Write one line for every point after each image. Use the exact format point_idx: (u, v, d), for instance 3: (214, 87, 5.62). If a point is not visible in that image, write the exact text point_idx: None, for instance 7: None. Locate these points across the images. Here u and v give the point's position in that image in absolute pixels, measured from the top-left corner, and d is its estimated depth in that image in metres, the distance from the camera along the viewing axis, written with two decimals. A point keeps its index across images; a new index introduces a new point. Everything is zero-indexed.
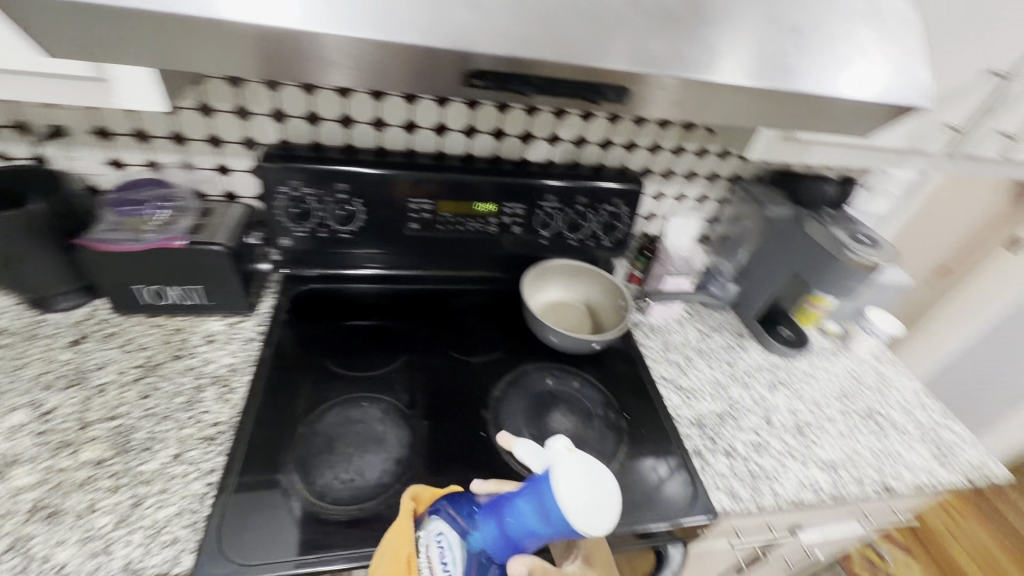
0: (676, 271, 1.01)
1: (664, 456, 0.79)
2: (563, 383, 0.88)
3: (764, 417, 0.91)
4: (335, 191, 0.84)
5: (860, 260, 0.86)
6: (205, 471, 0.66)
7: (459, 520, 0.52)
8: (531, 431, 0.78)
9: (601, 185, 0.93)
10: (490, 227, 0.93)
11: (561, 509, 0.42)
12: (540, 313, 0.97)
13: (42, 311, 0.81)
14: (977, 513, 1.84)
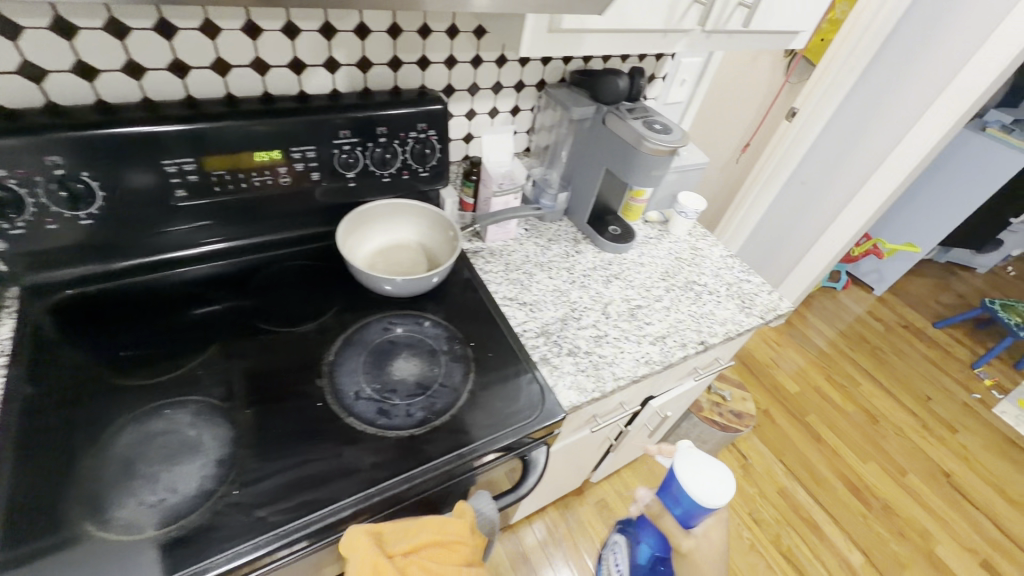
0: (500, 191, 1.00)
1: (513, 370, 0.81)
2: (405, 327, 0.83)
3: (601, 310, 0.97)
4: (49, 166, 0.66)
5: (657, 146, 0.90)
6: None
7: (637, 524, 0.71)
8: (373, 386, 0.74)
9: (398, 111, 0.85)
10: (282, 178, 0.81)
11: (681, 484, 0.62)
12: (367, 262, 0.90)
13: None
14: (790, 342, 2.28)
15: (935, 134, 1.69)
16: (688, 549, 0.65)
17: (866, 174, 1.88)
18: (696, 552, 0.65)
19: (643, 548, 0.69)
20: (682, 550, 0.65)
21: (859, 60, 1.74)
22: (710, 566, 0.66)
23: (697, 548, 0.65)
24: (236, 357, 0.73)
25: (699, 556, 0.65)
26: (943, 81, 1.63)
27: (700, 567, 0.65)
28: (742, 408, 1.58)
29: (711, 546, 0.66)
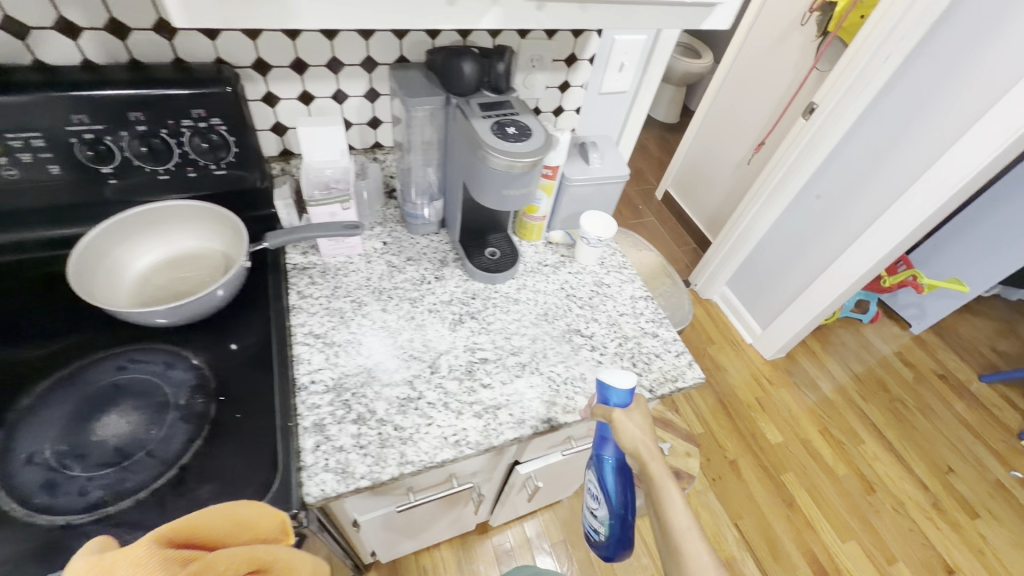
0: (319, 198, 0.78)
1: (257, 442, 0.63)
2: (144, 367, 0.67)
3: (429, 362, 0.76)
4: None
5: (512, 161, 0.67)
6: None
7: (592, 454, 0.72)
8: (55, 452, 0.58)
9: (155, 90, 0.66)
10: (6, 170, 0.66)
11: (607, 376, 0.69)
12: (137, 291, 0.74)
13: None
14: (786, 381, 1.95)
15: (984, 156, 1.26)
16: (621, 416, 0.68)
17: (890, 197, 1.48)
18: (627, 422, 0.68)
19: (606, 468, 0.70)
20: (614, 418, 0.68)
21: (898, 48, 1.30)
22: (629, 434, 0.67)
23: (626, 418, 0.68)
24: None
25: (625, 426, 0.68)
26: (1007, 83, 1.20)
27: (625, 436, 0.67)
28: (681, 465, 1.33)
29: (640, 418, 0.69)
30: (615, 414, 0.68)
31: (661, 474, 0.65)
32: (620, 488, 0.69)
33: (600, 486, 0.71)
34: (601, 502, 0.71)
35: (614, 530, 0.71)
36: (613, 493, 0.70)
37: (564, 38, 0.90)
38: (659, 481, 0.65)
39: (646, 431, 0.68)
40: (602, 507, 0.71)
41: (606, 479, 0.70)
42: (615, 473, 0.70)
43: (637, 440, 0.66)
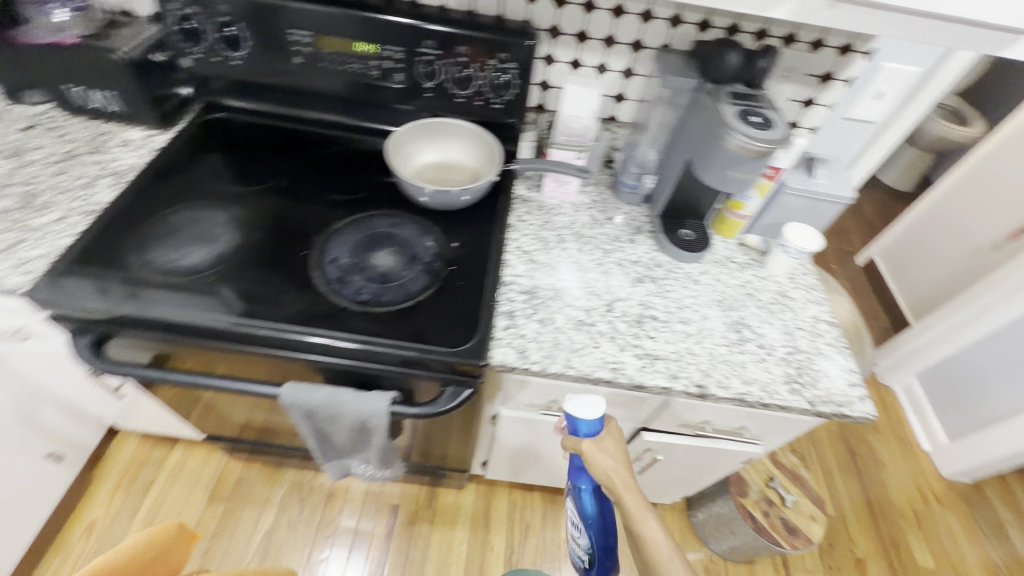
0: (562, 143, 0.95)
1: (467, 308, 0.80)
2: (404, 231, 0.89)
3: (607, 302, 0.87)
4: (221, 14, 0.88)
5: (745, 142, 0.74)
6: (73, 231, 0.82)
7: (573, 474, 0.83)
8: (340, 268, 0.82)
9: (484, 33, 0.87)
10: (372, 70, 0.93)
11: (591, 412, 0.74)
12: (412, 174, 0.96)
13: (14, 103, 1.01)
14: (960, 510, 1.63)
15: None
16: (588, 445, 0.76)
17: None
18: (595, 451, 0.75)
19: (583, 493, 0.82)
20: (585, 448, 0.76)
21: None
22: (603, 463, 0.74)
23: (598, 449, 0.75)
24: (277, 195, 0.91)
25: (597, 456, 0.75)
26: None
27: (597, 462, 0.74)
28: (803, 525, 1.24)
29: (609, 446, 0.76)
30: (583, 443, 0.75)
31: (633, 503, 0.73)
32: (599, 516, 0.83)
33: (579, 510, 0.85)
34: (580, 522, 0.86)
35: (594, 552, 0.85)
36: (586, 516, 0.83)
37: (827, 53, 0.93)
38: (635, 512, 0.72)
39: (617, 460, 0.75)
40: (583, 531, 0.86)
41: (587, 502, 0.82)
42: (591, 498, 0.82)
43: (606, 469, 0.74)
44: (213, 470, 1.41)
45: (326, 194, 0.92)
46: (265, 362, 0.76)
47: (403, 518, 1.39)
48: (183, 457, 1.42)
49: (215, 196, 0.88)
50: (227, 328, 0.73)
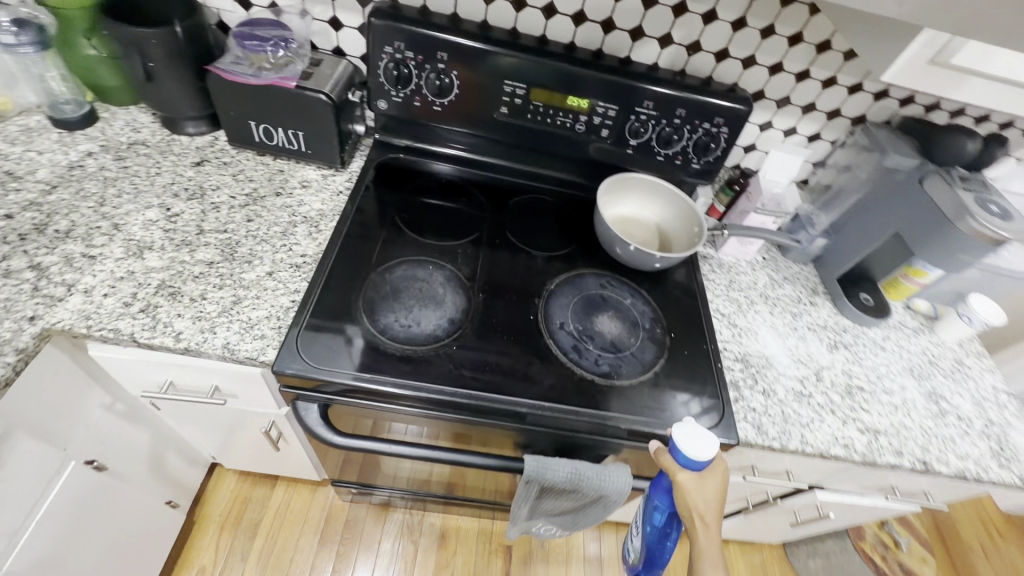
0: (763, 210, 0.95)
1: (702, 381, 0.80)
2: (616, 293, 0.88)
3: (814, 371, 0.88)
4: (436, 61, 0.84)
5: (983, 228, 0.75)
6: (291, 289, 0.76)
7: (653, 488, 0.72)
8: (567, 332, 0.80)
9: (705, 98, 0.86)
10: (578, 125, 0.90)
11: (689, 452, 0.62)
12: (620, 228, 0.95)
13: (174, 132, 0.93)
14: (1019, 541, 1.74)
15: None
16: (685, 477, 0.63)
17: None
18: (691, 486, 0.63)
19: (656, 511, 0.70)
20: (678, 476, 0.63)
21: None
22: (693, 502, 0.62)
23: (693, 482, 0.63)
24: (481, 251, 0.88)
25: (689, 490, 0.63)
26: None
27: (691, 499, 0.62)
28: None
29: (710, 486, 0.63)
30: (680, 473, 0.63)
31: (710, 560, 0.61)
32: (662, 537, 0.70)
33: (645, 519, 0.73)
34: (641, 529, 0.73)
35: (640, 558, 0.74)
36: (650, 532, 0.71)
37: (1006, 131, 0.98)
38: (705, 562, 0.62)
39: (710, 504, 0.62)
40: (640, 535, 0.74)
41: (653, 518, 0.70)
42: (662, 518, 0.69)
43: (690, 507, 0.62)
44: (318, 510, 1.35)
45: (527, 252, 0.90)
46: (496, 432, 0.76)
47: (518, 557, 1.37)
48: (287, 496, 1.35)
49: (423, 252, 0.85)
50: (482, 404, 0.70)
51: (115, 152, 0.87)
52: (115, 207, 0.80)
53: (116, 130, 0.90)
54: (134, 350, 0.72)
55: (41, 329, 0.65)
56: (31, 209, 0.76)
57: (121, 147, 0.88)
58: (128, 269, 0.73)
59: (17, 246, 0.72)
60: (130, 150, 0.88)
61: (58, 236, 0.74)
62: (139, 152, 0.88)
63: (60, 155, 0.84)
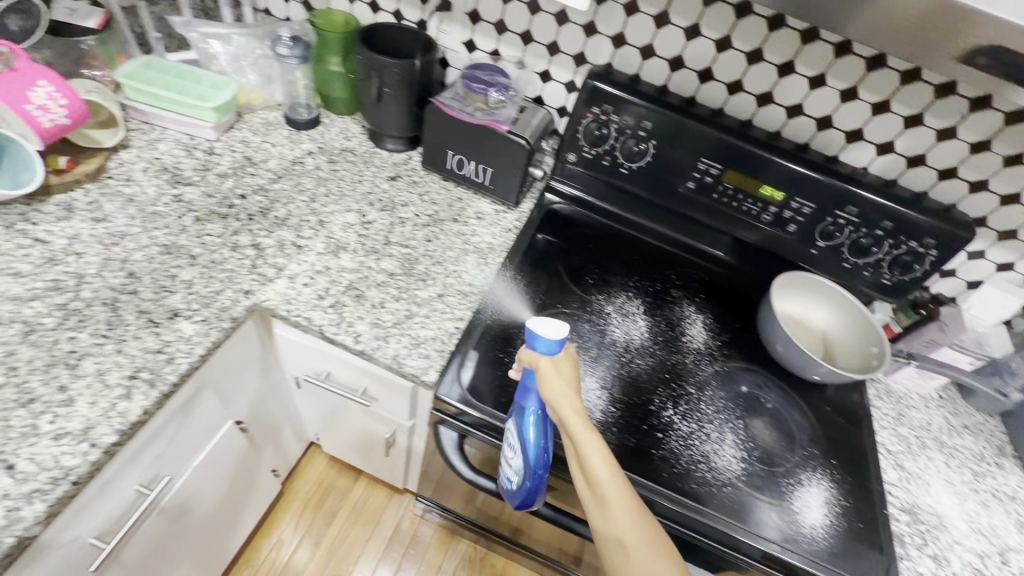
0: (961, 345, 0.85)
1: (864, 525, 0.70)
2: (769, 396, 0.82)
3: (998, 550, 0.74)
4: (638, 128, 0.86)
5: None
6: (456, 316, 0.79)
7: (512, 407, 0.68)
8: (714, 427, 0.75)
9: (920, 215, 0.80)
10: (765, 214, 0.87)
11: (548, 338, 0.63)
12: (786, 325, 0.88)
13: (376, 146, 1.03)
14: None
15: None
16: (548, 367, 0.63)
17: None
18: (552, 373, 0.62)
19: (526, 421, 0.65)
20: (542, 368, 0.63)
21: None
22: (555, 386, 0.62)
23: (554, 370, 0.63)
24: (635, 318, 0.86)
25: (549, 377, 0.62)
26: None
27: (550, 389, 0.62)
28: None
29: (567, 372, 0.64)
30: (541, 361, 0.63)
31: (577, 427, 0.59)
32: (540, 450, 0.65)
33: (519, 437, 0.65)
34: (517, 449, 0.66)
35: (526, 477, 0.66)
36: (530, 447, 0.64)
37: None
38: (579, 433, 0.59)
39: (570, 384, 0.62)
40: (516, 457, 0.66)
41: (524, 431, 0.64)
42: (536, 424, 0.65)
43: (554, 395, 0.61)
44: (391, 516, 1.37)
45: (681, 329, 0.86)
46: None
47: None
48: (366, 493, 1.39)
49: (580, 303, 0.85)
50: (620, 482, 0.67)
51: (328, 155, 0.98)
52: (323, 205, 0.89)
53: (332, 136, 1.02)
54: (313, 338, 0.79)
55: (251, 304, 0.73)
56: (260, 194, 0.87)
57: (334, 151, 0.99)
58: (326, 265, 0.81)
59: (245, 224, 0.82)
60: (340, 156, 0.99)
61: (276, 223, 0.84)
62: (348, 159, 0.99)
63: (288, 150, 0.96)
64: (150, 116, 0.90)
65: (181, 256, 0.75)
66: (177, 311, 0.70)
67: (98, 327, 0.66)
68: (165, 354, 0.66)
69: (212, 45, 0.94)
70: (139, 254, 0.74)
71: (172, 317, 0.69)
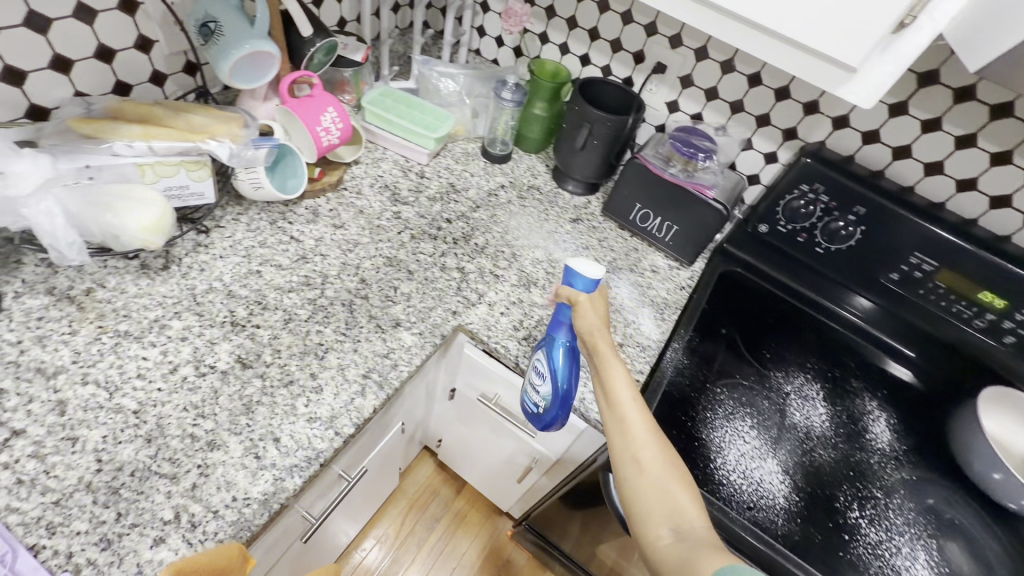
0: None
1: None
2: (969, 520, 0.73)
3: None
4: (849, 212, 0.85)
5: None
6: (637, 367, 0.82)
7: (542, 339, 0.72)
8: (904, 540, 0.69)
9: None
10: (977, 320, 0.84)
11: (586, 277, 0.67)
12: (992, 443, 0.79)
13: (558, 186, 1.08)
14: None
15: None
16: (585, 303, 0.67)
17: None
18: (586, 308, 0.66)
19: (557, 350, 0.70)
20: (578, 303, 0.67)
21: None
22: (587, 319, 0.66)
23: (590, 306, 0.67)
24: (816, 403, 0.83)
25: (585, 313, 0.66)
26: None
27: (583, 320, 0.66)
28: None
29: (602, 311, 0.68)
30: (579, 298, 0.67)
31: (606, 352, 0.63)
32: (569, 377, 0.70)
33: (548, 365, 0.70)
34: (546, 376, 0.70)
35: (553, 402, 0.70)
36: (559, 374, 0.69)
37: None
38: (602, 356, 0.63)
39: (603, 318, 0.66)
40: (546, 384, 0.71)
41: (556, 360, 0.69)
42: (565, 355, 0.69)
43: (586, 323, 0.66)
44: (488, 535, 1.40)
45: (866, 424, 0.82)
46: None
47: None
48: (467, 506, 1.44)
49: (758, 376, 0.84)
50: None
51: (518, 191, 1.05)
52: (515, 239, 0.95)
53: (521, 171, 1.09)
54: (499, 362, 0.84)
55: (457, 324, 0.80)
56: (462, 221, 0.95)
57: (523, 187, 1.06)
58: (519, 297, 0.86)
59: (451, 248, 0.90)
60: (528, 193, 1.05)
61: (477, 251, 0.91)
62: (535, 196, 1.05)
63: (485, 181, 1.04)
64: (378, 137, 1.01)
65: (401, 270, 0.84)
66: (399, 321, 0.77)
67: (339, 325, 0.75)
68: (391, 359, 0.73)
69: (445, 83, 1.08)
70: (369, 263, 0.83)
71: (395, 326, 0.77)
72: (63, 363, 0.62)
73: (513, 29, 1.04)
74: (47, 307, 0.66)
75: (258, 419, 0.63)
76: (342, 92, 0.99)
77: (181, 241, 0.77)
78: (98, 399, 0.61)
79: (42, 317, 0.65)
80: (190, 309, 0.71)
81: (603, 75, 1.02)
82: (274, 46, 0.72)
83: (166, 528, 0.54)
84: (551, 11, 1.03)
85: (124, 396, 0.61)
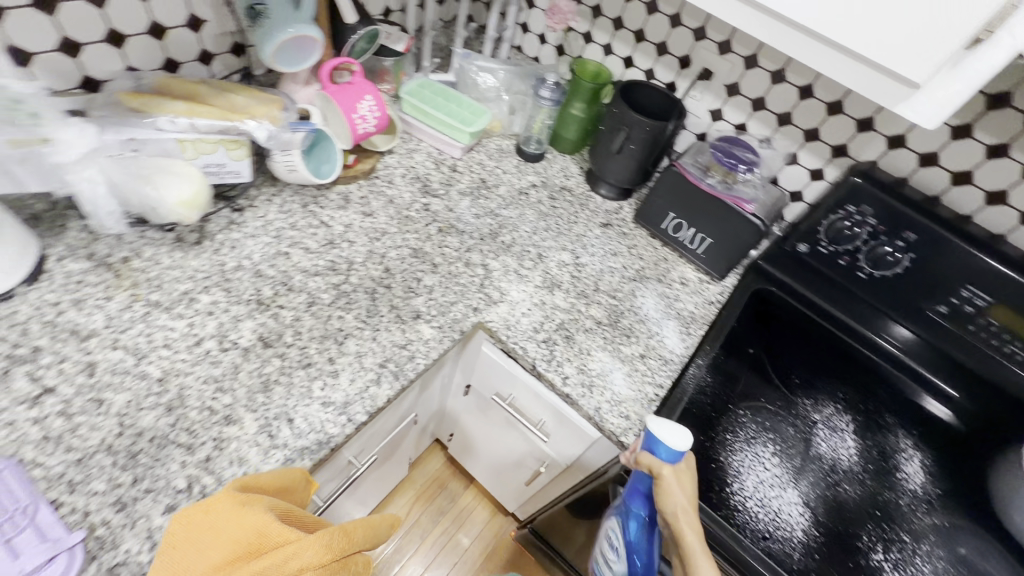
0: None
1: None
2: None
3: None
4: (897, 237, 0.80)
5: None
6: (657, 381, 0.79)
7: (619, 512, 0.68)
8: None
9: None
10: None
11: (672, 451, 0.58)
12: None
13: (591, 189, 1.06)
14: None
15: None
16: (669, 477, 0.59)
17: None
18: (673, 484, 0.59)
19: (631, 523, 0.65)
20: (659, 475, 0.59)
21: None
22: (673, 499, 0.59)
23: (675, 480, 0.59)
24: (846, 438, 0.79)
25: (671, 488, 0.59)
26: None
27: (669, 499, 0.59)
28: None
29: (688, 483, 0.60)
30: (661, 470, 0.59)
31: (692, 546, 0.57)
32: (648, 554, 0.64)
33: (622, 539, 0.66)
34: (620, 551, 0.66)
35: None
36: (636, 553, 0.64)
37: None
38: (690, 551, 0.57)
39: (689, 496, 0.59)
40: (622, 561, 0.66)
41: (629, 534, 0.64)
42: (641, 529, 0.64)
43: (675, 505, 0.58)
44: (492, 534, 1.40)
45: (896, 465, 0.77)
46: None
47: None
48: (474, 503, 1.44)
49: (785, 403, 0.81)
50: None
51: (549, 191, 1.03)
52: (541, 240, 0.94)
53: (554, 172, 1.07)
54: (516, 363, 0.83)
55: (477, 321, 0.79)
56: (490, 218, 0.94)
57: (555, 188, 1.04)
58: (542, 299, 0.85)
59: (477, 244, 0.89)
60: (560, 195, 1.03)
61: (503, 248, 0.90)
62: (566, 198, 1.03)
63: (516, 179, 1.03)
64: (414, 128, 1.02)
65: (425, 262, 0.84)
66: (419, 314, 0.77)
67: (360, 312, 0.75)
68: (408, 351, 0.73)
69: (484, 78, 1.08)
70: (395, 253, 0.84)
71: (415, 318, 0.77)
72: (96, 326, 0.65)
73: (557, 28, 1.02)
74: (86, 273, 0.68)
75: (274, 398, 0.64)
76: (382, 81, 1.00)
77: (216, 218, 0.79)
78: (126, 364, 0.63)
79: (80, 281, 0.67)
80: (219, 284, 0.72)
81: (645, 78, 1.00)
82: (318, 31, 0.73)
83: (178, 497, 0.55)
84: (597, 10, 1.01)
85: (149, 364, 0.63)
